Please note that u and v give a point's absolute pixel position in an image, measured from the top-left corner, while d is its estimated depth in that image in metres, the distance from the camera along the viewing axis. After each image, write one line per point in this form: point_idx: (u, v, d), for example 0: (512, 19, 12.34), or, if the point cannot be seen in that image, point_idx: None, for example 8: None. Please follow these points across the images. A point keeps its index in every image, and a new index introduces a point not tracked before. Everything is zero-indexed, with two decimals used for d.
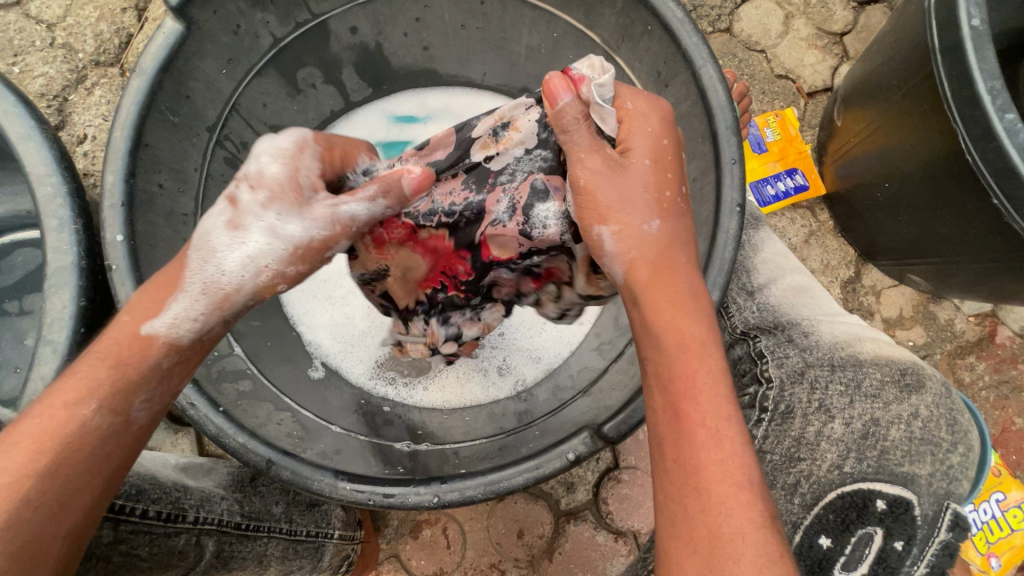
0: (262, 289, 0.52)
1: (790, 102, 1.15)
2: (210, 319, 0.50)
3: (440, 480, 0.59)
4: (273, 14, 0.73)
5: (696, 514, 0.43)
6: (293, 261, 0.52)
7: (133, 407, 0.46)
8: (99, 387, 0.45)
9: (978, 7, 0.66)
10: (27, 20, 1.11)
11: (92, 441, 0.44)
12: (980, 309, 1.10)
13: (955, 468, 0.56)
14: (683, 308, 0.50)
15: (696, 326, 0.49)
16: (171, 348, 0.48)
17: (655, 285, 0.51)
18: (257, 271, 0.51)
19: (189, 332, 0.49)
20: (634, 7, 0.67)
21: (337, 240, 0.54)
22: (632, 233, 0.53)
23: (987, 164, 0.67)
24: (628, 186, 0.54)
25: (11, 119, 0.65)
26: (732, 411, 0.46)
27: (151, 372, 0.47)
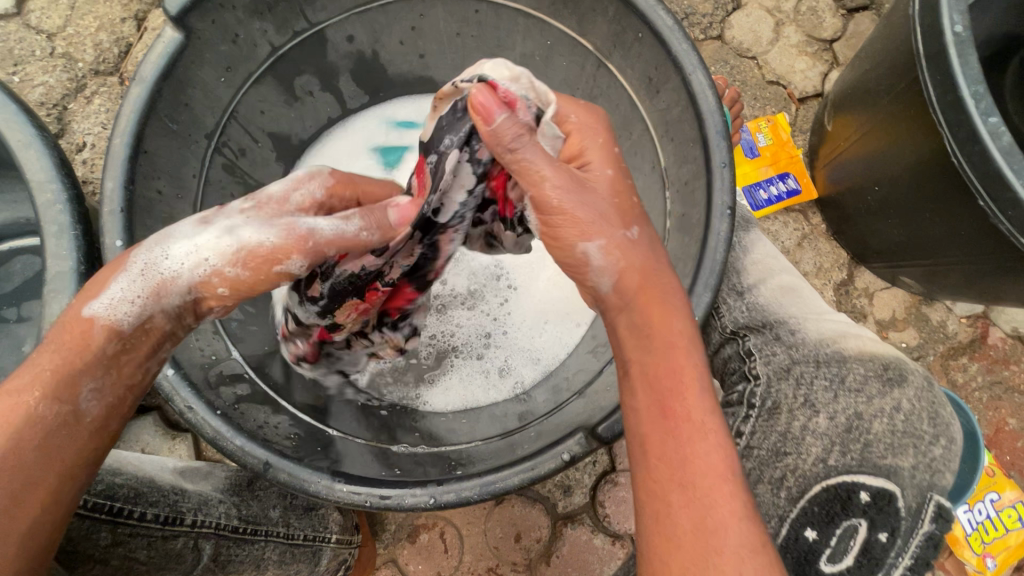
0: (197, 284, 0.51)
1: (781, 108, 1.17)
2: (146, 305, 0.50)
3: (436, 482, 0.60)
4: (271, 24, 0.75)
5: (680, 509, 0.44)
6: (234, 262, 0.51)
7: (81, 397, 0.46)
8: (43, 375, 0.45)
9: (960, 14, 0.68)
10: (28, 30, 1.12)
11: (41, 429, 0.44)
12: (971, 310, 1.11)
13: (938, 460, 0.57)
14: (666, 307, 0.51)
15: (678, 323, 0.51)
16: (111, 333, 0.48)
17: (647, 288, 0.52)
18: (196, 263, 0.50)
19: (126, 316, 0.49)
20: (625, 15, 0.68)
21: (287, 253, 0.51)
22: (616, 238, 0.53)
23: (972, 167, 0.69)
24: (596, 199, 0.54)
25: (12, 128, 0.66)
26: (714, 406, 0.47)
27: (95, 360, 0.47)
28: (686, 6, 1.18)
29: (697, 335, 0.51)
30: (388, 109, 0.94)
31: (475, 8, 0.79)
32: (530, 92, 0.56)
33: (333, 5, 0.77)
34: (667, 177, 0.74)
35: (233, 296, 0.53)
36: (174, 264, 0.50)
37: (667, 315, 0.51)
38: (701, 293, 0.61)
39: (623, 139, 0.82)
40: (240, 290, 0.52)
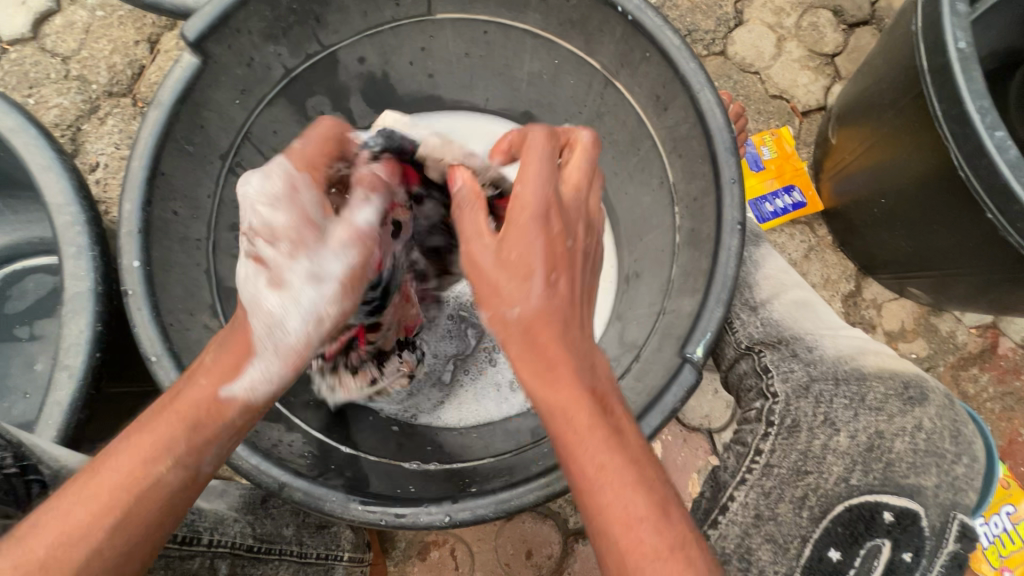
0: (322, 335, 0.58)
1: (785, 121, 1.18)
2: (284, 372, 0.55)
3: (452, 499, 0.60)
4: (285, 47, 0.76)
5: (606, 556, 0.44)
6: (344, 297, 0.58)
7: (204, 461, 0.49)
8: (173, 442, 0.48)
9: (963, 31, 0.69)
10: (43, 54, 1.15)
11: (169, 490, 0.47)
12: (980, 320, 1.11)
13: (960, 479, 0.60)
14: (549, 373, 0.50)
15: (564, 388, 0.49)
16: (245, 405, 0.52)
17: (538, 339, 0.51)
18: (318, 322, 0.57)
19: (266, 389, 0.54)
20: (632, 35, 0.70)
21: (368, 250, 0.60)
22: (499, 312, 0.54)
23: (980, 180, 0.69)
24: (497, 274, 0.54)
25: (32, 151, 0.67)
26: (610, 455, 0.46)
27: (225, 428, 0.51)
28: (689, 23, 1.20)
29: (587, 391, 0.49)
30: None
31: (484, 29, 0.81)
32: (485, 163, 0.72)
33: (345, 27, 0.78)
34: (675, 192, 0.75)
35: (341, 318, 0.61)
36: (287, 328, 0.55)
37: (544, 375, 0.50)
38: (712, 307, 0.61)
39: (631, 155, 0.84)
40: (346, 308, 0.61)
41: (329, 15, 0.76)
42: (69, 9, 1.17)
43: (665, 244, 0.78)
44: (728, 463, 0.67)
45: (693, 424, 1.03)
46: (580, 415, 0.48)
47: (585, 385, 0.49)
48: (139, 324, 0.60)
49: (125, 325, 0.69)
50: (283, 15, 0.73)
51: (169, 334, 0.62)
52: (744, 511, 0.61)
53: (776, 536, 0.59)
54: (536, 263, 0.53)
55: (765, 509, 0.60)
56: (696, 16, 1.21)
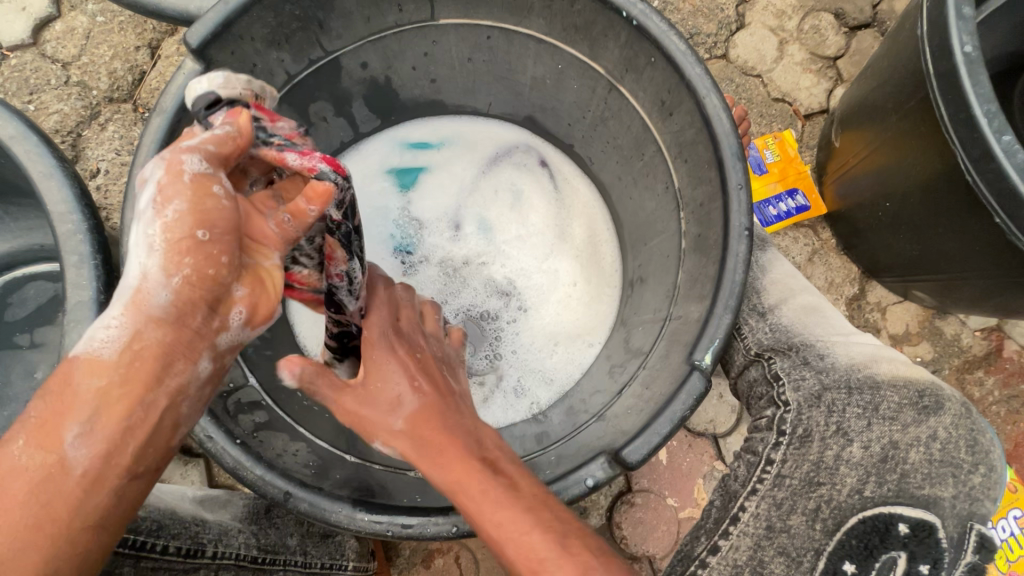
0: (167, 262, 0.42)
1: (787, 124, 1.18)
2: (130, 324, 0.43)
3: (460, 509, 0.59)
4: (288, 53, 0.75)
5: None
6: (168, 204, 0.42)
7: (65, 441, 0.42)
8: (34, 423, 0.44)
9: (970, 35, 0.68)
10: (43, 60, 1.14)
11: (30, 482, 0.42)
12: (985, 323, 1.11)
13: (977, 488, 0.58)
14: (435, 460, 0.53)
15: (452, 466, 0.52)
16: (96, 369, 0.43)
17: (422, 434, 0.54)
18: (149, 246, 0.42)
19: (111, 348, 0.43)
20: (637, 40, 0.69)
21: (179, 158, 0.43)
22: (385, 431, 0.56)
23: (987, 185, 0.69)
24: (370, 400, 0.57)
25: (33, 158, 0.66)
26: (512, 513, 0.49)
27: (83, 401, 0.43)
28: (691, 27, 1.20)
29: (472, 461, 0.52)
30: (410, 129, 0.99)
31: (487, 34, 0.81)
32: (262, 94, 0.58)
33: (348, 33, 0.78)
34: (681, 197, 0.74)
35: (214, 235, 0.43)
36: (136, 269, 0.43)
37: (433, 463, 0.53)
38: (720, 313, 0.61)
39: (637, 159, 0.83)
40: (209, 223, 0.43)
41: (332, 21, 0.75)
42: (69, 14, 1.16)
43: (671, 249, 0.77)
44: (738, 471, 0.67)
45: (698, 429, 1.02)
46: (472, 481, 0.51)
47: (471, 456, 0.53)
48: None
49: None
50: (286, 21, 0.71)
51: None
52: (755, 522, 0.60)
53: (789, 549, 0.59)
54: (394, 381, 0.57)
55: (777, 521, 0.60)
56: (698, 19, 1.21)
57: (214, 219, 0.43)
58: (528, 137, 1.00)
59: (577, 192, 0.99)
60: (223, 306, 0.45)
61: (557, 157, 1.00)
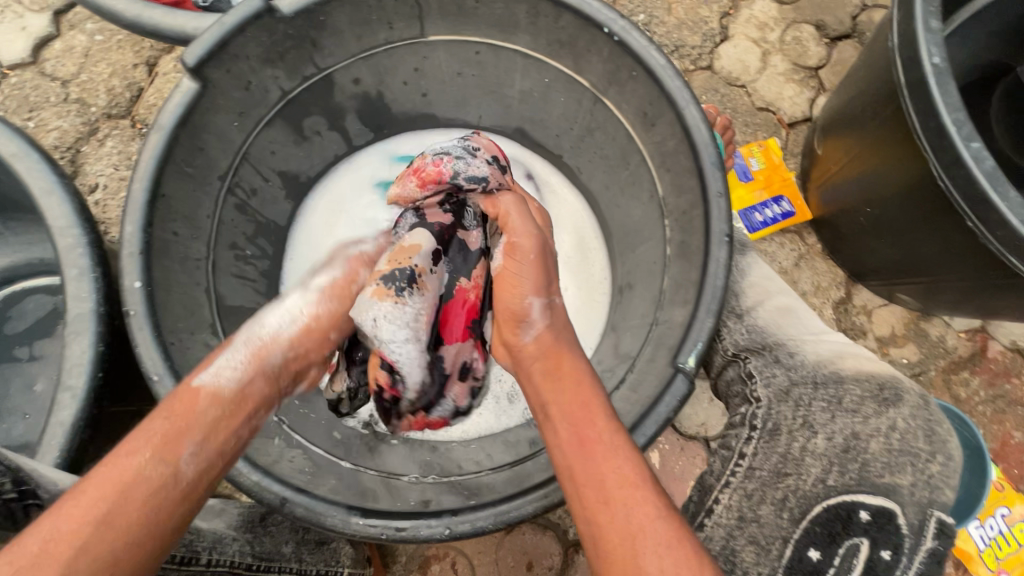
0: (297, 336, 0.65)
1: (772, 133, 1.21)
2: (248, 370, 0.60)
3: (451, 512, 0.60)
4: (282, 70, 0.78)
5: (609, 523, 0.48)
6: (328, 299, 0.67)
7: (184, 458, 0.51)
8: (154, 437, 0.51)
9: (937, 46, 0.71)
10: (42, 78, 1.17)
11: (145, 487, 0.48)
12: (969, 324, 1.13)
13: (936, 477, 0.58)
14: (568, 360, 0.60)
15: (581, 371, 0.59)
16: (216, 398, 0.57)
17: (559, 339, 0.63)
18: (295, 320, 0.65)
19: (233, 381, 0.58)
20: (619, 55, 0.72)
21: (356, 272, 0.70)
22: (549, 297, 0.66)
23: (959, 190, 0.71)
24: (544, 268, 0.67)
25: (34, 175, 0.68)
26: (617, 427, 0.54)
27: (200, 423, 0.54)
28: (676, 39, 1.23)
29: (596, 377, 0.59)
30: (399, 143, 1.00)
31: (475, 50, 0.84)
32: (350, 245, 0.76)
33: (341, 50, 0.80)
34: (665, 205, 0.77)
35: (338, 335, 0.68)
36: (271, 336, 0.63)
37: (567, 358, 0.61)
38: (703, 317, 0.63)
39: (622, 169, 0.86)
40: (338, 325, 0.68)
41: (325, 39, 0.78)
42: (68, 34, 1.19)
43: (656, 256, 0.79)
44: (714, 466, 0.67)
45: (690, 432, 1.04)
46: (591, 400, 0.56)
47: (592, 375, 0.59)
48: (141, 344, 0.61)
49: (127, 344, 0.70)
50: (280, 40, 0.74)
51: (171, 354, 0.63)
52: (728, 513, 0.63)
53: (759, 537, 0.60)
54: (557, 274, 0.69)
55: (748, 511, 0.61)
56: (683, 32, 1.24)
57: (342, 323, 0.68)
58: (517, 149, 1.02)
59: (565, 203, 1.01)
60: (298, 380, 0.66)
61: (545, 168, 1.02)
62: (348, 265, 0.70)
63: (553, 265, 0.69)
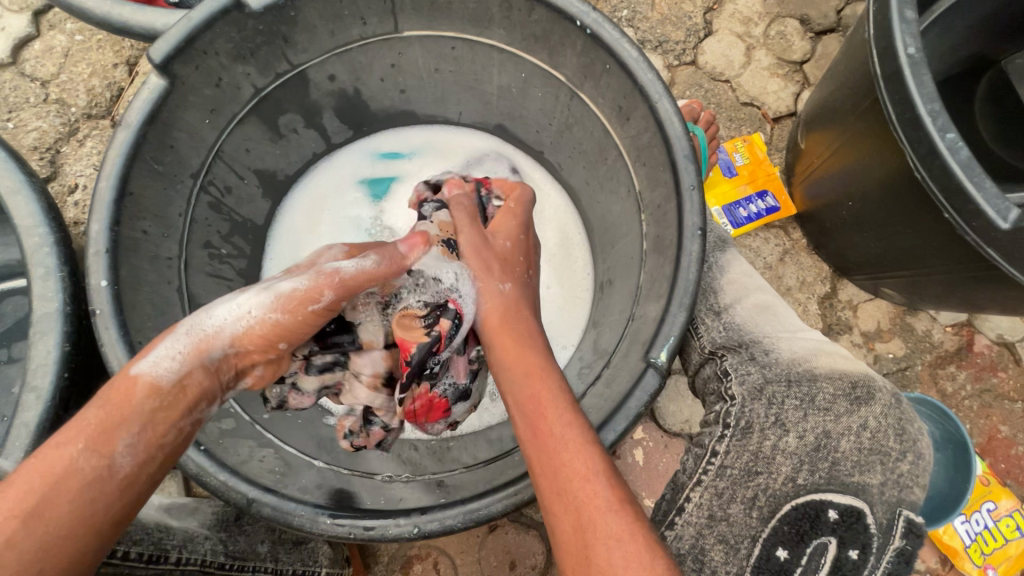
0: (239, 340, 0.56)
1: (756, 127, 1.20)
2: (187, 362, 0.53)
3: (420, 510, 0.60)
4: (254, 67, 0.77)
5: (563, 515, 0.48)
6: (277, 310, 0.57)
7: (117, 451, 0.47)
8: (86, 427, 0.47)
9: (912, 37, 0.71)
10: (22, 78, 1.16)
11: (78, 479, 0.45)
12: (955, 318, 1.12)
13: (904, 476, 0.61)
14: (524, 346, 0.61)
15: (535, 359, 0.59)
16: (153, 389, 0.50)
17: (504, 324, 0.64)
18: (241, 318, 0.56)
19: (168, 372, 0.51)
20: (592, 48, 0.71)
21: (322, 290, 0.59)
22: (490, 284, 0.68)
23: (935, 181, 0.71)
24: (483, 253, 0.70)
25: (1, 174, 0.68)
26: (572, 419, 0.53)
27: (135, 415, 0.49)
28: (659, 35, 1.23)
29: (553, 366, 0.59)
30: (379, 141, 1.01)
31: (451, 45, 0.83)
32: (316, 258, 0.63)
33: (314, 47, 0.79)
34: (642, 200, 0.76)
35: (289, 344, 0.59)
36: (217, 327, 0.55)
37: (518, 340, 0.62)
38: (675, 312, 0.62)
39: (601, 164, 0.85)
40: (291, 337, 0.59)
41: (297, 35, 0.77)
42: (48, 34, 1.18)
43: (634, 251, 0.79)
44: (686, 464, 0.65)
45: (674, 429, 1.03)
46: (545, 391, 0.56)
47: (548, 361, 0.60)
48: (106, 343, 0.60)
49: (97, 344, 0.69)
50: (250, 36, 0.73)
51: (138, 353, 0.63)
52: (698, 512, 0.61)
53: (728, 536, 0.60)
54: (511, 258, 0.71)
55: (718, 510, 0.61)
56: (667, 27, 1.24)
57: (295, 336, 0.59)
58: (496, 144, 1.01)
59: (548, 197, 1.00)
60: (242, 377, 0.58)
61: (527, 164, 1.01)
62: (320, 276, 0.59)
63: (496, 251, 0.71)
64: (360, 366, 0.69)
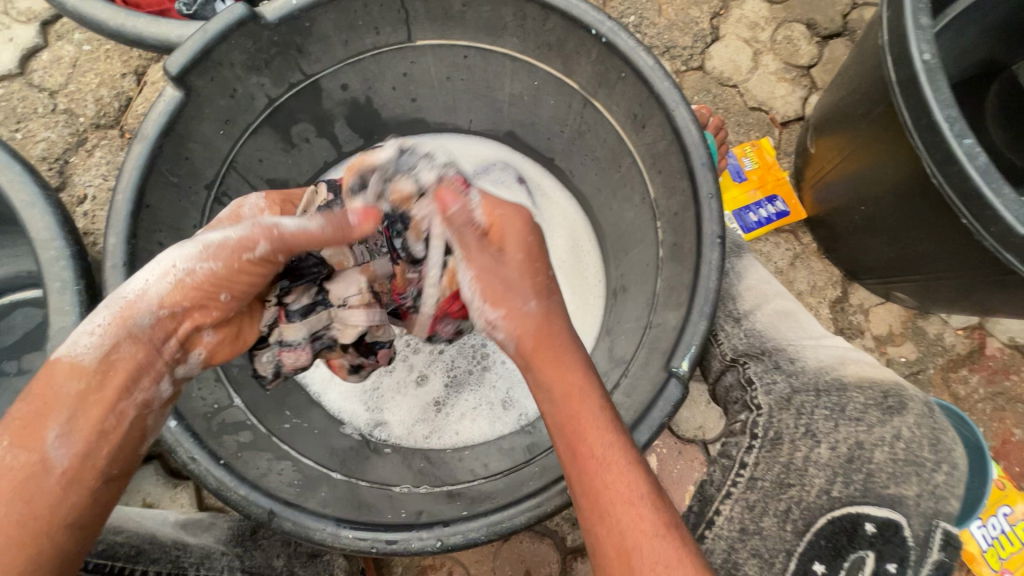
0: (168, 299, 0.53)
1: (765, 132, 1.20)
2: (111, 333, 0.51)
3: (443, 523, 0.59)
4: (268, 78, 0.77)
5: (606, 540, 0.48)
6: (204, 259, 0.54)
7: (48, 445, 0.48)
8: (14, 425, 0.48)
9: (928, 43, 0.71)
10: (30, 89, 1.16)
11: (13, 480, 0.46)
12: (967, 321, 1.12)
13: (941, 487, 0.57)
14: (566, 365, 0.56)
15: (575, 375, 0.55)
16: (74, 372, 0.50)
17: (541, 349, 0.57)
18: (164, 277, 0.53)
19: (89, 351, 0.50)
20: (608, 56, 0.71)
21: (256, 240, 0.56)
22: (514, 307, 0.59)
23: (952, 187, 0.71)
24: (507, 275, 0.60)
25: (17, 187, 0.67)
26: (614, 438, 0.52)
27: (60, 405, 0.49)
28: (667, 40, 1.23)
29: (593, 378, 0.56)
30: None
31: (463, 54, 0.83)
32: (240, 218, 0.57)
33: (327, 57, 0.79)
34: (657, 208, 0.76)
35: (232, 296, 0.57)
36: (139, 290, 0.53)
37: (557, 367, 0.56)
38: (696, 321, 0.62)
39: (614, 172, 0.85)
40: (231, 287, 0.56)
41: (310, 45, 0.77)
42: (56, 44, 1.18)
43: (649, 259, 0.79)
44: (714, 476, 0.67)
45: (687, 435, 1.03)
46: (582, 411, 0.53)
47: (588, 375, 0.56)
48: None
49: None
50: (265, 46, 0.73)
51: None
52: (730, 525, 0.62)
53: (762, 551, 0.59)
54: (533, 266, 0.61)
55: (750, 524, 0.61)
56: (674, 33, 1.24)
57: (235, 286, 0.56)
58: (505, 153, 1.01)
59: (556, 205, 1.00)
60: (190, 345, 0.57)
61: (536, 172, 1.01)
62: (255, 225, 0.56)
63: (516, 269, 0.60)
64: (341, 292, 0.70)
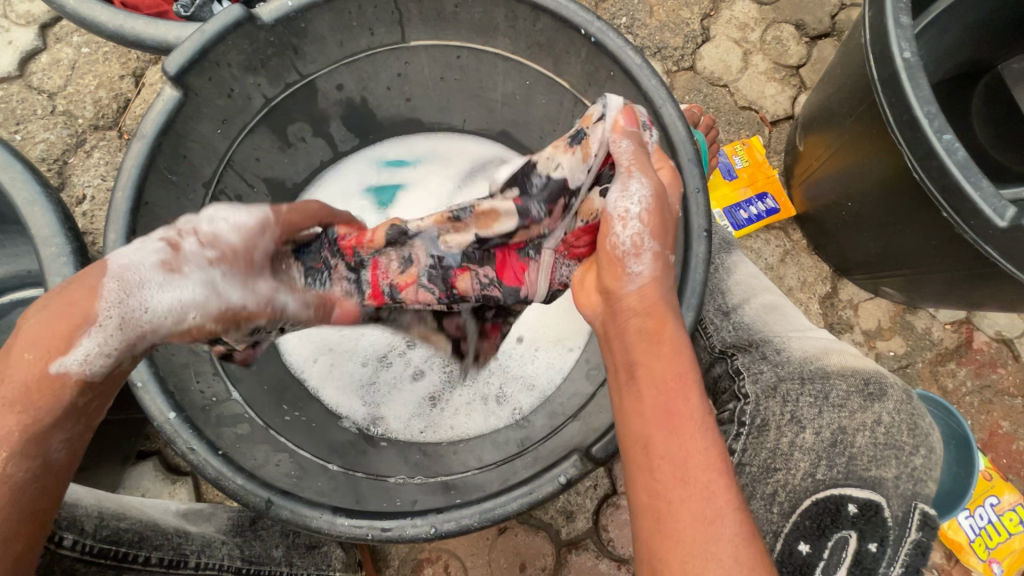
0: (177, 334, 0.55)
1: (755, 131, 1.22)
2: (122, 355, 0.52)
3: (437, 510, 0.60)
4: (264, 78, 0.79)
5: (680, 505, 0.44)
6: (216, 319, 0.56)
7: (52, 448, 0.49)
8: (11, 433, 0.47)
9: (908, 41, 0.72)
10: (29, 91, 1.17)
11: (15, 485, 0.47)
12: (954, 316, 1.14)
13: (919, 469, 0.62)
14: (669, 325, 0.51)
15: (676, 334, 0.51)
16: (83, 385, 0.50)
17: (664, 303, 0.52)
18: (181, 316, 0.54)
19: (101, 368, 0.51)
20: (597, 55, 0.73)
21: (258, 315, 0.60)
22: (663, 248, 0.54)
23: (932, 180, 0.72)
24: (666, 218, 0.56)
25: (18, 185, 0.68)
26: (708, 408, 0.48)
27: (65, 413, 0.49)
28: (657, 41, 1.25)
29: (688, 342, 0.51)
30: (384, 148, 1.02)
31: (456, 54, 0.85)
32: (256, 290, 0.59)
33: (323, 57, 0.81)
34: None
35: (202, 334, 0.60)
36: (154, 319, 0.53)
37: (666, 323, 0.51)
38: (684, 313, 0.63)
39: None
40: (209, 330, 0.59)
41: (306, 46, 0.79)
42: (55, 47, 1.20)
43: None
44: None
45: None
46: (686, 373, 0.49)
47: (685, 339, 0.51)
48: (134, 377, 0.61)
49: None
50: (262, 47, 0.75)
51: (155, 359, 0.63)
52: None
53: None
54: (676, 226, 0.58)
55: None
56: (665, 34, 1.26)
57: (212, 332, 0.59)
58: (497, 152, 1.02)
59: None
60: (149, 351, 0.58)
61: None
62: (265, 303, 0.60)
63: (671, 219, 0.57)
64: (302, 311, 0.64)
